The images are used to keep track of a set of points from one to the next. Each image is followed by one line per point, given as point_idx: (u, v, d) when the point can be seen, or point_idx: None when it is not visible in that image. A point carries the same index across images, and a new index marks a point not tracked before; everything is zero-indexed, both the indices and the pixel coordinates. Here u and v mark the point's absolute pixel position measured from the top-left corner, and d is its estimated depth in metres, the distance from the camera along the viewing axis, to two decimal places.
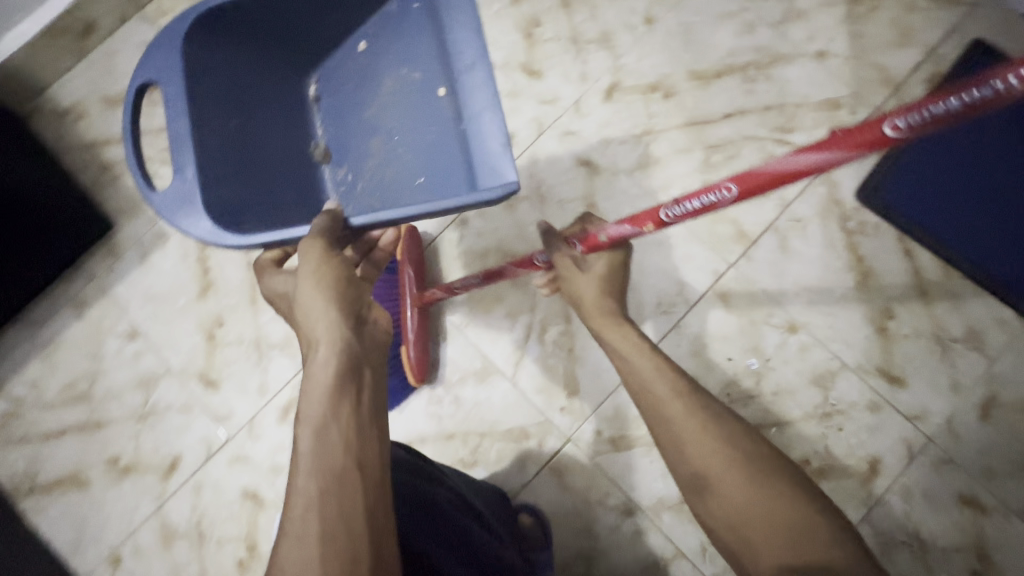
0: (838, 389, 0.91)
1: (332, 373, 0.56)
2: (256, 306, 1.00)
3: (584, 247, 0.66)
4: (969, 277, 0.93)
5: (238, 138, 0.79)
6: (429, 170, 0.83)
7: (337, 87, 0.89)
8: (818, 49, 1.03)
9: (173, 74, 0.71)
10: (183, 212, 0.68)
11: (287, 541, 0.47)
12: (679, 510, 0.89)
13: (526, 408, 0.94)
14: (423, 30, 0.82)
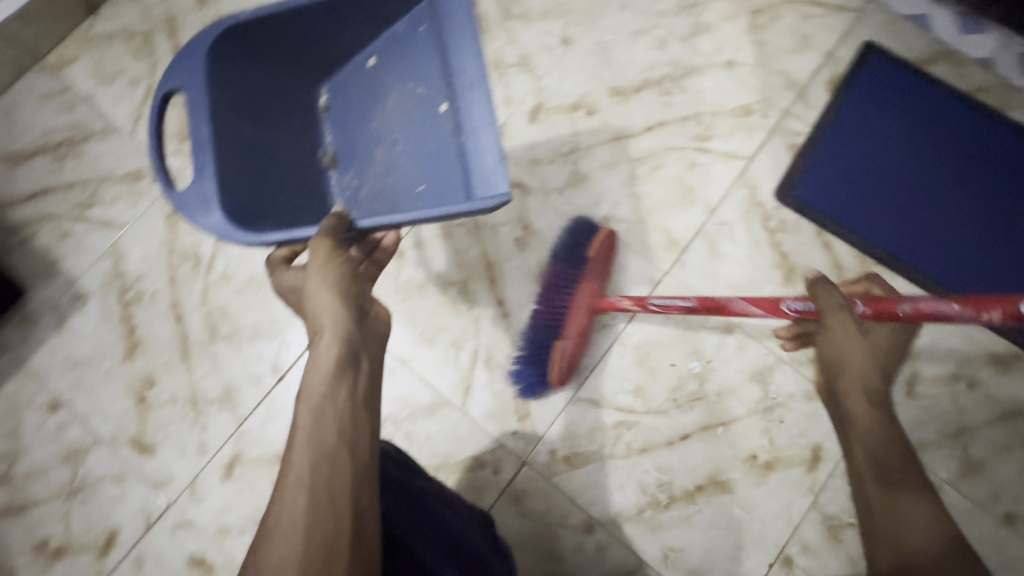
0: (777, 382, 0.94)
1: (333, 360, 0.58)
2: (189, 361, 0.96)
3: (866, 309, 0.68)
4: (882, 258, 0.99)
5: (252, 143, 0.86)
6: (429, 178, 0.89)
7: (347, 98, 0.96)
8: (726, 59, 1.08)
9: (196, 82, 0.80)
10: (199, 206, 0.76)
11: (278, 508, 0.49)
12: (638, 521, 0.90)
13: (479, 436, 0.93)
14: (426, 49, 0.88)
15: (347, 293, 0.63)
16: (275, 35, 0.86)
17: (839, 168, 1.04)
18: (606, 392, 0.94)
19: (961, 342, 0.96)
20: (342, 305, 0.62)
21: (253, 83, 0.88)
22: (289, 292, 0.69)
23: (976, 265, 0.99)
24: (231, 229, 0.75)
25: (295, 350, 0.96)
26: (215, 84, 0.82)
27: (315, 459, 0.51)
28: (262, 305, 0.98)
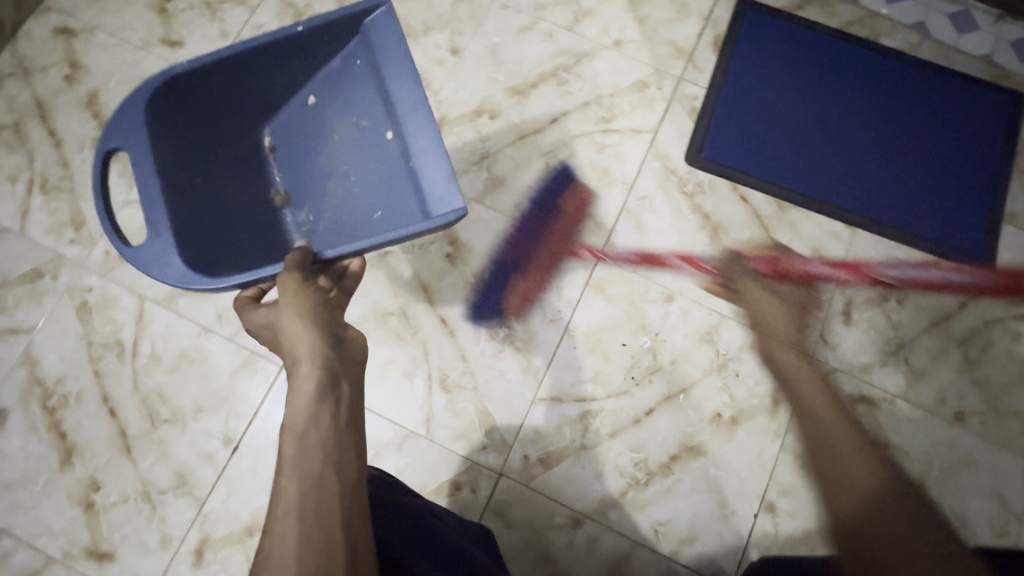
0: (724, 339, 0.97)
1: (312, 388, 0.55)
2: (133, 454, 0.91)
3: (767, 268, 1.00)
4: (819, 192, 1.04)
5: (204, 192, 0.85)
6: (385, 204, 0.88)
7: (292, 138, 0.95)
8: (613, 39, 1.10)
9: (137, 135, 0.78)
10: (156, 260, 0.75)
11: (266, 542, 0.45)
12: (622, 504, 0.90)
13: (450, 459, 0.92)
14: (366, 82, 0.90)
15: (320, 322, 0.63)
16: (213, 82, 0.85)
17: (766, 114, 1.08)
18: (566, 386, 0.94)
19: (883, 263, 1.01)
20: (315, 333, 0.61)
21: (194, 133, 0.86)
22: (256, 328, 0.69)
23: (901, 187, 1.05)
24: (193, 279, 0.73)
25: (243, 417, 0.92)
26: (156, 136, 0.80)
27: (304, 487, 0.47)
28: (200, 379, 0.93)
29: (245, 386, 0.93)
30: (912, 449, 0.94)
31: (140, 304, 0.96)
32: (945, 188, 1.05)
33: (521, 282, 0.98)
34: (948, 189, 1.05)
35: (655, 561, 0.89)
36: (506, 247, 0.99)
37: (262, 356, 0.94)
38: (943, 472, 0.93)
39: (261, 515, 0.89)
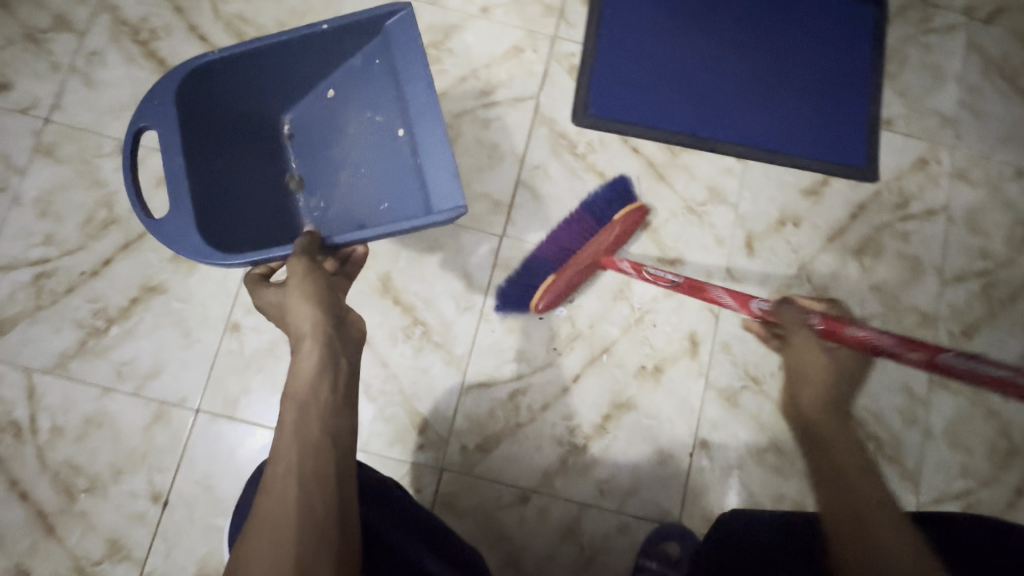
0: (638, 293, 0.98)
1: (315, 364, 0.61)
2: (56, 533, 0.86)
3: (824, 326, 0.75)
4: (741, 119, 1.05)
5: (226, 175, 0.83)
6: (392, 197, 0.87)
7: (310, 128, 0.92)
8: (479, 6, 1.06)
9: (166, 110, 0.75)
10: (175, 237, 0.72)
11: (265, 499, 0.52)
12: (565, 471, 0.92)
13: (388, 465, 0.91)
14: (385, 79, 0.87)
15: (326, 301, 0.66)
16: (241, 74, 0.82)
17: (731, 37, 1.08)
18: (491, 369, 0.94)
19: (776, 189, 1.04)
20: (320, 313, 0.64)
21: (220, 115, 0.84)
22: (266, 307, 0.71)
23: (811, 114, 1.07)
24: (211, 253, 0.71)
25: (168, 470, 0.89)
26: (183, 114, 0.77)
27: (304, 448, 0.54)
28: (113, 442, 0.89)
29: (164, 438, 0.90)
30: None
31: (28, 378, 0.90)
32: (852, 112, 1.08)
33: (553, 276, 0.91)
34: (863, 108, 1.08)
35: (605, 518, 0.92)
36: (406, 243, 0.97)
37: (175, 404, 0.90)
38: None
39: (208, 562, 0.87)
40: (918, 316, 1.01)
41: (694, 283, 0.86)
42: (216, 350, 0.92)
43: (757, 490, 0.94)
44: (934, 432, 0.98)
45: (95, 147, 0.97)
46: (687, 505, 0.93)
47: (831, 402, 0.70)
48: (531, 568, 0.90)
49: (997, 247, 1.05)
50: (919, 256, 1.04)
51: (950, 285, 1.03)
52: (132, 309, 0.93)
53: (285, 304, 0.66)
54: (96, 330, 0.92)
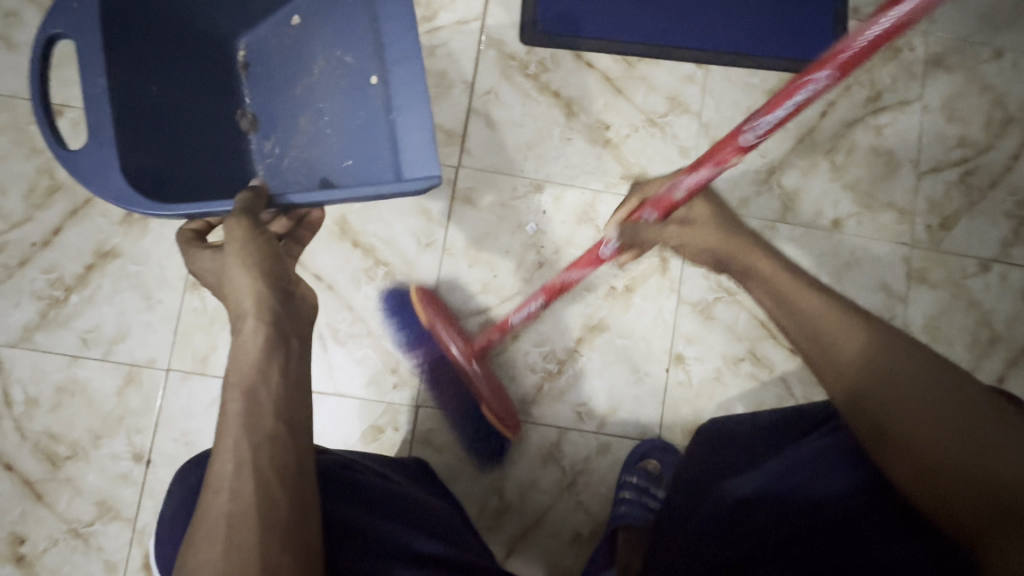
0: (602, 214, 0.96)
1: (260, 344, 0.60)
2: (46, 500, 0.88)
3: (659, 214, 0.65)
4: (702, 21, 1.00)
5: (162, 106, 0.76)
6: (356, 153, 0.81)
7: (272, 59, 0.86)
8: None
9: (86, 22, 0.67)
10: (93, 170, 0.65)
11: (218, 493, 0.52)
12: (540, 398, 0.92)
13: (362, 409, 0.91)
14: (362, 19, 0.80)
15: (266, 270, 0.63)
16: None
17: None
18: (458, 304, 0.93)
19: (740, 93, 0.99)
20: (261, 285, 0.62)
21: (161, 33, 0.77)
22: (200, 269, 0.68)
23: (775, 7, 1.01)
24: (133, 197, 0.64)
25: (146, 430, 0.89)
26: (109, 25, 0.69)
27: (259, 440, 0.55)
28: (88, 409, 0.89)
29: (138, 400, 0.90)
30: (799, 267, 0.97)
31: None
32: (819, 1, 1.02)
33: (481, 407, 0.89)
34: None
35: (584, 440, 0.92)
36: None
37: (144, 365, 0.90)
38: (831, 278, 0.97)
39: None
40: (894, 212, 0.99)
41: (550, 288, 0.79)
42: (179, 309, 0.91)
43: (735, 400, 0.94)
44: (913, 328, 0.96)
45: (28, 112, 0.93)
46: (666, 420, 0.93)
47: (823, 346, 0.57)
48: (514, 493, 0.91)
49: (975, 133, 1.01)
50: (894, 149, 1.00)
51: (928, 176, 1.00)
52: (88, 276, 0.91)
53: (224, 272, 0.64)
54: (56, 300, 0.91)
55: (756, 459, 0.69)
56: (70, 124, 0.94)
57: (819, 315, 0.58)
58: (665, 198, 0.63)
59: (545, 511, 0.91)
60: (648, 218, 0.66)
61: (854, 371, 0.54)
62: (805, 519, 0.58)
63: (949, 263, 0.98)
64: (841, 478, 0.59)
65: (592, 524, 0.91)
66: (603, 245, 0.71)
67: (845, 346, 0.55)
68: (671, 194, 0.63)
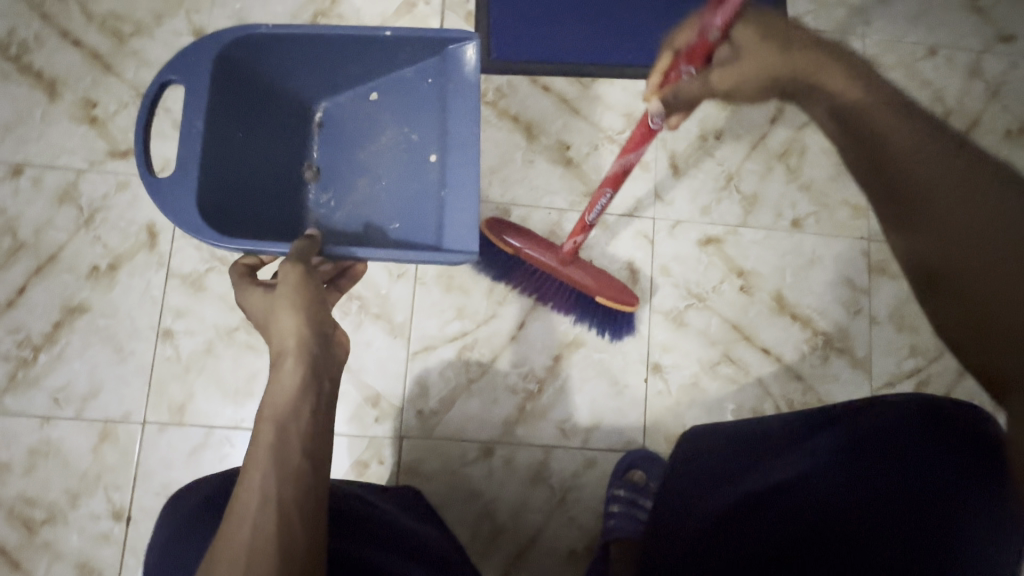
0: (570, 232, 0.97)
1: (295, 383, 0.61)
2: (23, 568, 0.85)
3: (698, 60, 0.56)
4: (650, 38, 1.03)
5: (241, 151, 0.80)
6: (405, 219, 0.86)
7: (344, 124, 0.89)
8: None
9: (201, 74, 0.74)
10: (173, 199, 0.71)
11: (238, 524, 0.52)
12: (524, 419, 0.93)
13: (346, 445, 0.91)
14: (436, 102, 0.86)
15: (315, 312, 0.65)
16: (290, 59, 0.80)
17: None
18: (435, 331, 0.94)
19: None
20: (306, 327, 0.64)
21: (258, 90, 0.82)
22: (246, 305, 0.69)
23: None
24: (203, 230, 0.70)
25: (125, 486, 0.87)
26: (218, 84, 0.76)
27: (285, 476, 0.55)
28: (64, 469, 0.87)
29: (114, 456, 0.88)
30: (764, 269, 1.00)
31: None
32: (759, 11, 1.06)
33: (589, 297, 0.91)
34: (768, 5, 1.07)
35: (572, 456, 0.93)
36: None
37: (120, 420, 0.89)
38: (796, 276, 1.00)
39: None
40: (850, 208, 1.02)
41: (615, 177, 0.75)
42: (152, 360, 0.91)
43: (715, 404, 0.96)
44: (878, 319, 1.00)
45: None
46: (649, 430, 0.94)
47: (879, 159, 0.51)
48: (505, 515, 0.91)
49: None
50: None
51: None
52: (57, 334, 0.90)
53: (271, 314, 0.65)
54: (24, 361, 0.89)
55: (750, 464, 0.67)
56: (29, 182, 0.93)
57: (899, 141, 0.49)
58: (702, 37, 0.54)
59: (538, 532, 0.91)
60: (687, 74, 0.57)
61: (924, 188, 0.48)
62: (801, 534, 0.57)
63: None
64: (838, 490, 0.56)
65: (585, 540, 0.91)
66: (652, 118, 0.63)
67: (918, 165, 0.48)
68: (704, 38, 0.54)
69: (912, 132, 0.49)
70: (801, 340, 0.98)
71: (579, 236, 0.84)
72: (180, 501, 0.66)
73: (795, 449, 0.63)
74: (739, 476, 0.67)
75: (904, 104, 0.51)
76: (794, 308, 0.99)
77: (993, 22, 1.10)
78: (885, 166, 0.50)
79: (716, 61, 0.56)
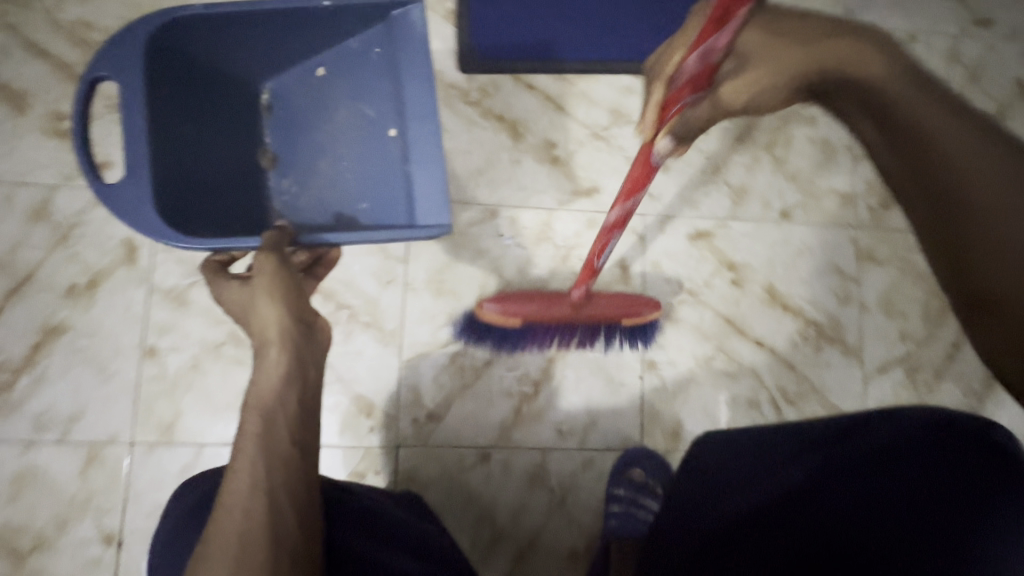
0: (559, 231, 0.96)
1: (280, 373, 0.58)
2: None
3: (696, 87, 0.51)
4: (633, 32, 1.03)
5: (191, 144, 0.78)
6: (373, 198, 0.85)
7: (292, 103, 0.87)
8: None
9: (130, 68, 0.70)
10: (126, 200, 0.67)
11: (228, 512, 0.51)
12: (520, 421, 0.92)
13: (340, 456, 0.89)
14: (383, 74, 0.84)
15: (295, 303, 0.61)
16: (226, 41, 0.78)
17: None
18: (427, 337, 0.92)
19: None
20: (287, 318, 0.60)
21: (196, 79, 0.80)
22: (223, 301, 0.66)
23: None
24: (165, 230, 0.67)
25: (114, 509, 0.85)
26: (152, 75, 0.72)
27: (275, 463, 0.54)
28: (49, 495, 0.85)
29: (102, 479, 0.86)
30: (755, 261, 1.00)
31: None
32: None
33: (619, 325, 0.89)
34: None
35: (569, 457, 0.92)
36: None
37: (106, 442, 0.86)
38: (786, 267, 1.00)
39: None
40: (837, 197, 1.03)
41: (617, 223, 0.71)
42: (137, 378, 0.88)
43: (710, 398, 0.96)
44: (868, 306, 1.00)
45: None
46: (646, 427, 0.94)
47: (921, 162, 0.40)
48: (505, 520, 0.90)
49: None
50: (829, 137, 1.04)
51: (863, 159, 1.04)
52: (36, 356, 0.87)
53: (250, 305, 0.62)
54: (3, 386, 0.86)
55: (745, 474, 0.65)
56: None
57: (942, 139, 0.39)
58: (700, 63, 0.49)
59: (539, 534, 0.90)
60: (691, 102, 0.53)
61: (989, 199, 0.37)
62: (810, 541, 0.54)
63: (893, 240, 1.03)
64: (843, 494, 0.55)
65: (586, 540, 0.91)
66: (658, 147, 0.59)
67: (972, 172, 0.38)
68: (705, 63, 0.49)
69: (964, 130, 0.39)
70: (793, 331, 0.98)
71: (590, 280, 0.82)
72: (166, 511, 0.64)
73: (790, 466, 0.61)
74: (734, 491, 0.63)
75: (953, 101, 0.40)
76: (785, 299, 0.99)
77: (971, 7, 1.10)
78: (927, 173, 0.40)
79: (721, 79, 0.51)
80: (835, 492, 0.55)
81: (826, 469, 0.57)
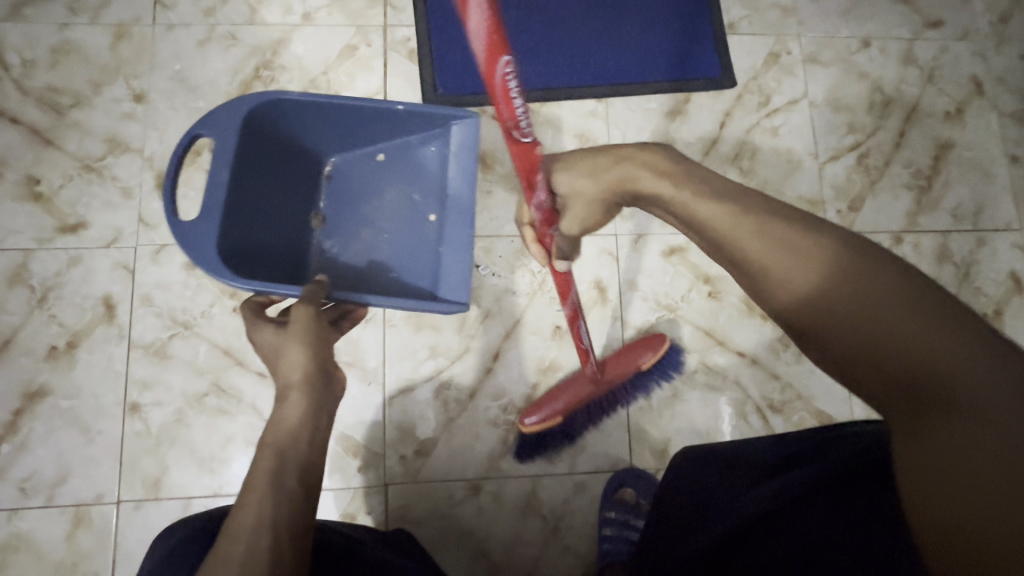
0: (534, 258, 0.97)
1: (300, 413, 0.60)
2: None
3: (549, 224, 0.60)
4: (593, 59, 1.05)
5: (261, 203, 0.79)
6: (403, 270, 0.86)
7: (349, 178, 0.88)
8: (301, 15, 1.03)
9: (229, 133, 0.73)
10: (198, 245, 0.70)
11: (229, 541, 0.50)
12: (509, 451, 0.92)
13: (330, 500, 0.89)
14: (438, 168, 0.87)
15: (324, 353, 0.64)
16: (314, 121, 0.80)
17: None
18: (410, 373, 0.93)
19: (642, 119, 1.04)
20: (315, 364, 0.62)
21: (279, 147, 0.81)
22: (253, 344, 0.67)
23: (660, 33, 1.08)
24: (225, 275, 0.68)
25: (103, 571, 0.84)
26: (246, 139, 0.75)
27: (283, 496, 0.54)
28: (37, 563, 0.84)
29: (90, 542, 0.85)
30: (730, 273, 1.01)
31: None
32: (697, 21, 1.09)
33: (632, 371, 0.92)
34: (704, 14, 1.09)
35: (561, 482, 0.92)
36: None
37: (92, 503, 0.86)
38: None
39: None
40: (805, 204, 1.04)
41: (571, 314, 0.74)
42: (121, 436, 0.88)
43: (696, 413, 0.96)
44: None
45: None
46: (635, 447, 0.94)
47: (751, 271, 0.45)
48: (500, 553, 0.89)
49: (861, 118, 1.08)
50: (792, 146, 1.06)
51: (827, 165, 1.06)
52: (18, 422, 0.87)
53: (280, 349, 0.64)
54: None
55: (721, 502, 0.63)
56: None
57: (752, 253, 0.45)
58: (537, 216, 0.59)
59: (535, 564, 0.89)
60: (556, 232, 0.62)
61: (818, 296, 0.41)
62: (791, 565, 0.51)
63: None
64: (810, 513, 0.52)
65: (582, 566, 0.90)
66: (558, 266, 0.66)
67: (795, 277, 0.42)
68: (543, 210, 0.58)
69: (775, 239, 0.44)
70: (773, 339, 0.99)
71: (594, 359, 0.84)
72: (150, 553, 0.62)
73: (759, 491, 0.59)
74: (711, 521, 0.62)
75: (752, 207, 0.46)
76: None
77: (920, 10, 1.13)
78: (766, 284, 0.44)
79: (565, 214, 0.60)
80: (805, 513, 0.52)
81: (798, 490, 0.54)
